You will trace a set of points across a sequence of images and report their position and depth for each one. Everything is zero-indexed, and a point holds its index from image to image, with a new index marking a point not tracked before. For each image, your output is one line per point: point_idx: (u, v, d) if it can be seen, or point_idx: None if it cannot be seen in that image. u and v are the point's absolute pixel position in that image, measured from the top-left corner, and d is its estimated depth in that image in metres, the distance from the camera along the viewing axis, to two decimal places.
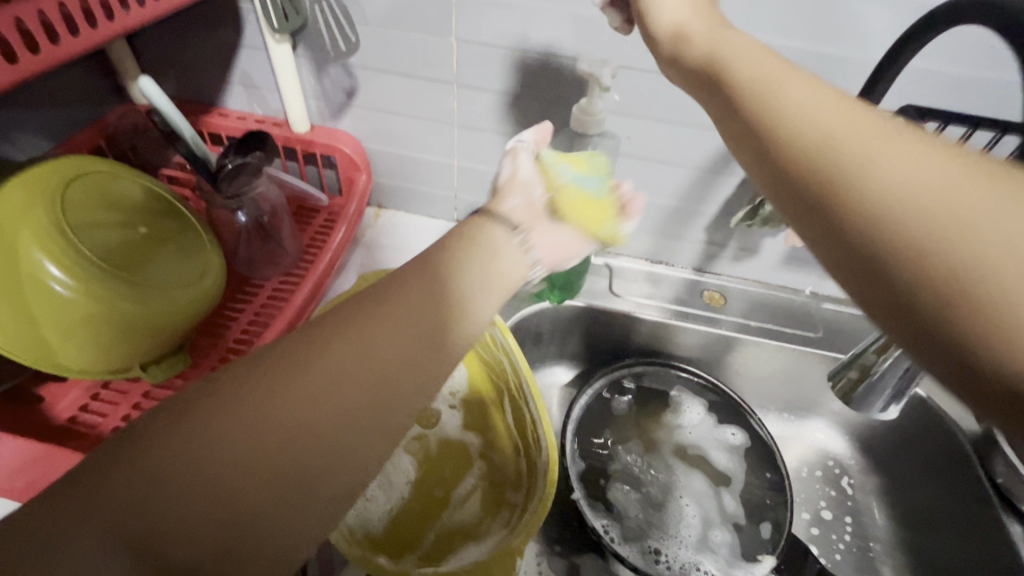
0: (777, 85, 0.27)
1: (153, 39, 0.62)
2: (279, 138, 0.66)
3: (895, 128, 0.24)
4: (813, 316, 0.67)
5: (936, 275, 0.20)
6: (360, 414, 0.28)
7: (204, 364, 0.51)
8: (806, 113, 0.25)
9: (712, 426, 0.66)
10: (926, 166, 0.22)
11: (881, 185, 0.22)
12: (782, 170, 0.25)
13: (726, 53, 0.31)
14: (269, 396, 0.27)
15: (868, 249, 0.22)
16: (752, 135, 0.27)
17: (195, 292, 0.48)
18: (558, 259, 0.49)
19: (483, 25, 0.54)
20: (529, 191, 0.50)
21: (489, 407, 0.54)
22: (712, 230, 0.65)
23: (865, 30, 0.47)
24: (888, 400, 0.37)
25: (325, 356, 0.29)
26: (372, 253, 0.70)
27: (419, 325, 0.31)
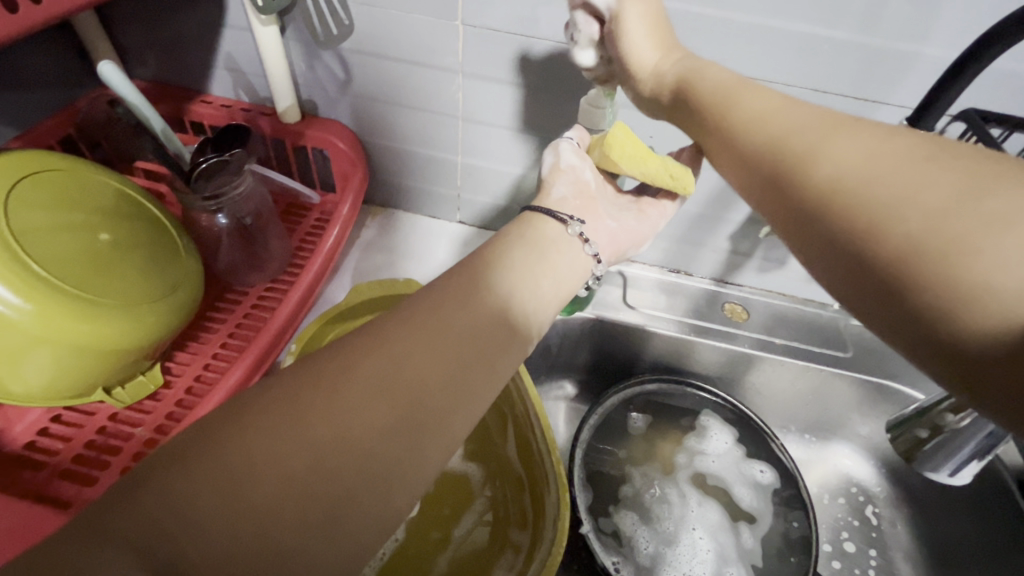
0: (789, 129, 0.30)
1: (126, 17, 0.56)
2: (267, 129, 0.60)
3: (897, 150, 0.26)
4: (843, 334, 0.63)
5: (936, 303, 0.23)
6: (401, 431, 0.29)
7: (179, 383, 0.46)
8: (821, 156, 0.28)
9: (740, 459, 0.61)
10: (926, 198, 0.24)
11: (891, 228, 0.24)
12: (794, 206, 0.29)
13: (738, 100, 0.34)
14: (301, 420, 0.27)
15: (884, 279, 0.24)
16: (767, 173, 0.31)
17: (164, 309, 0.43)
18: (618, 246, 0.45)
19: (493, 9, 0.48)
20: (580, 177, 0.46)
21: (494, 437, 0.49)
22: (737, 239, 0.60)
23: (929, 23, 0.41)
24: (962, 464, 0.40)
25: (367, 368, 0.30)
26: (367, 255, 0.64)
27: (461, 333, 0.33)
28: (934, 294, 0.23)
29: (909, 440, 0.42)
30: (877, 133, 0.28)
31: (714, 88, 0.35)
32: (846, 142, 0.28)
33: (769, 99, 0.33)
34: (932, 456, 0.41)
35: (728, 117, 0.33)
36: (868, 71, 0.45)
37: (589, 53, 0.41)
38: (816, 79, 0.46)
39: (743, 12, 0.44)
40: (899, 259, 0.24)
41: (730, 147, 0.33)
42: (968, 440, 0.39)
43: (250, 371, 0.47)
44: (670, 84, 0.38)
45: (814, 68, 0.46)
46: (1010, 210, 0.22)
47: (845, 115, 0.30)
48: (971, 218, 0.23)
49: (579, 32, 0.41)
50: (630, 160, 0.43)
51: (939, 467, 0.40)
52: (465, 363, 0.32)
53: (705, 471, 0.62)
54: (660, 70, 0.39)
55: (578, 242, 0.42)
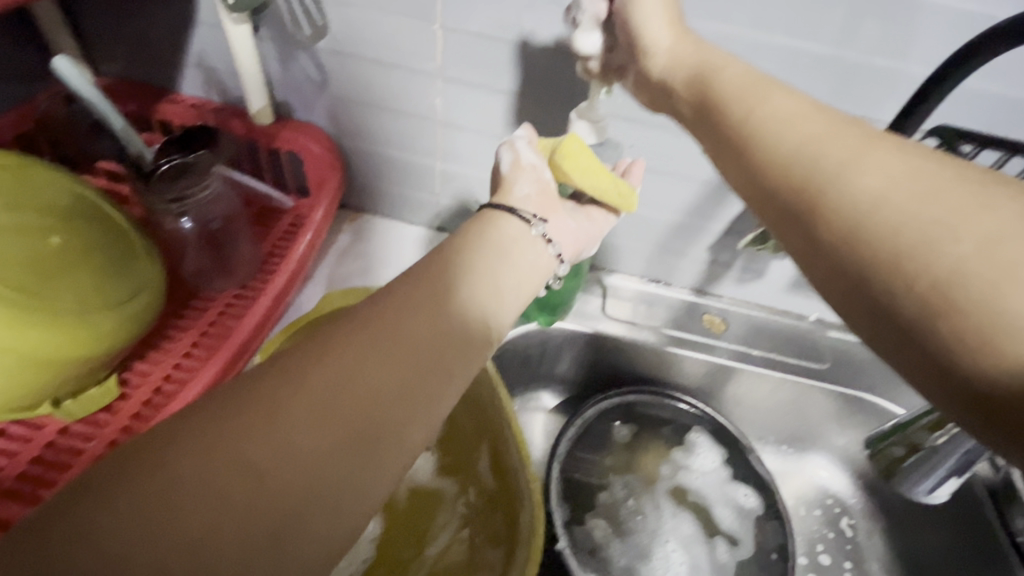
0: (822, 138, 0.28)
1: (90, 10, 0.54)
2: (240, 131, 0.58)
3: (936, 176, 0.26)
4: (821, 345, 0.63)
5: (976, 330, 0.22)
6: (346, 449, 0.27)
7: (138, 395, 0.44)
8: (852, 176, 0.27)
9: (726, 481, 0.60)
10: (979, 225, 0.24)
11: (942, 253, 0.24)
12: (823, 219, 0.27)
13: (762, 101, 0.31)
14: (239, 435, 0.25)
15: (919, 305, 0.24)
16: (791, 191, 0.29)
17: (126, 313, 0.41)
18: (578, 244, 0.45)
19: (473, 14, 0.47)
20: (542, 176, 0.44)
21: (470, 451, 0.48)
22: (716, 250, 0.60)
23: (906, 39, 0.42)
24: (937, 483, 0.40)
25: (309, 381, 0.27)
26: (340, 262, 0.62)
27: (413, 344, 0.30)
28: (977, 320, 0.22)
29: (886, 459, 0.42)
30: (918, 155, 0.27)
31: (738, 84, 0.33)
32: (885, 162, 0.27)
33: (798, 102, 0.31)
34: (908, 476, 0.41)
35: (748, 120, 0.31)
36: (846, 85, 0.45)
37: (592, 35, 0.38)
38: (794, 92, 0.46)
39: (723, 23, 0.44)
40: (946, 283, 0.23)
41: (746, 155, 0.31)
42: (944, 460, 0.39)
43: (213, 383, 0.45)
44: (683, 77, 0.35)
45: (793, 81, 0.46)
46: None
47: (880, 131, 0.28)
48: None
49: (583, 12, 0.38)
50: (581, 172, 0.43)
51: (916, 487, 0.41)
52: (416, 376, 0.29)
53: (684, 485, 0.61)
54: (677, 54, 0.36)
55: (541, 242, 0.40)
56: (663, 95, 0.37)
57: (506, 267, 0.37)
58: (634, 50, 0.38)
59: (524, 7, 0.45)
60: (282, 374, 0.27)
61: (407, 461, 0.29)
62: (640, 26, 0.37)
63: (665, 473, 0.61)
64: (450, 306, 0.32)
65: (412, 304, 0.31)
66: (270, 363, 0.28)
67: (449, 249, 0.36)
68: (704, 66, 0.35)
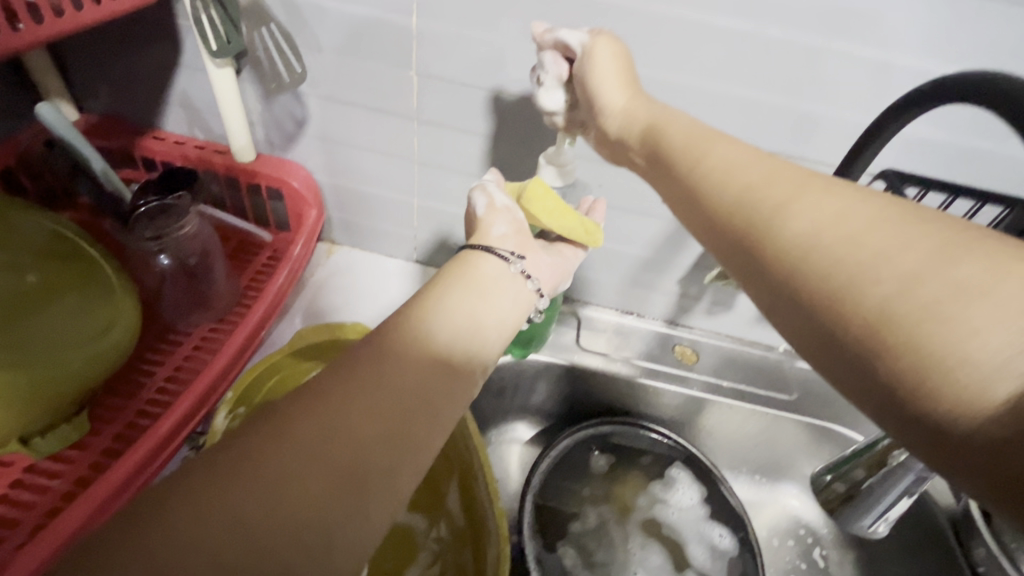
0: (756, 184, 0.29)
1: (78, 52, 0.55)
2: (221, 167, 0.59)
3: (871, 213, 0.26)
4: (788, 376, 0.65)
5: (909, 370, 0.22)
6: (340, 494, 0.27)
7: (109, 431, 0.44)
8: (790, 214, 0.27)
9: (703, 518, 0.60)
10: (901, 264, 0.24)
11: (866, 294, 0.24)
12: (763, 264, 0.28)
13: (708, 148, 0.32)
14: (228, 483, 0.26)
15: (854, 347, 0.24)
16: (734, 232, 0.29)
17: (94, 351, 0.41)
18: (555, 281, 0.45)
19: (447, 62, 0.49)
20: (516, 215, 0.45)
21: (441, 485, 0.48)
22: (685, 284, 0.62)
23: (850, 91, 0.45)
24: (876, 519, 0.42)
25: (304, 427, 0.28)
26: (319, 295, 0.64)
27: (405, 384, 0.31)
28: (909, 360, 0.22)
29: (830, 495, 0.44)
30: (844, 194, 0.27)
31: (684, 135, 0.34)
32: (814, 205, 0.27)
33: (736, 149, 0.32)
34: (847, 511, 0.43)
35: (694, 171, 0.32)
36: (798, 131, 0.48)
37: (555, 94, 0.42)
38: (750, 137, 0.49)
39: (681, 74, 0.46)
40: (873, 324, 0.24)
41: (694, 205, 0.32)
42: (884, 497, 0.41)
43: (184, 419, 0.45)
44: (639, 131, 0.37)
45: (748, 127, 0.48)
46: (978, 280, 0.22)
47: (810, 171, 0.29)
48: (943, 284, 0.23)
49: (546, 72, 0.41)
50: (548, 214, 0.45)
51: (859, 522, 0.43)
52: (410, 416, 0.31)
53: (660, 518, 0.61)
54: (630, 111, 0.38)
55: (521, 278, 0.41)
56: (623, 151, 0.39)
57: (487, 302, 0.38)
58: (594, 109, 0.40)
59: (495, 56, 0.48)
60: (279, 422, 0.28)
61: (402, 501, 0.29)
62: (597, 84, 0.39)
63: (642, 504, 0.62)
64: (442, 347, 0.34)
65: (403, 346, 0.33)
66: (266, 411, 0.29)
67: (433, 289, 0.37)
68: (656, 118, 0.37)
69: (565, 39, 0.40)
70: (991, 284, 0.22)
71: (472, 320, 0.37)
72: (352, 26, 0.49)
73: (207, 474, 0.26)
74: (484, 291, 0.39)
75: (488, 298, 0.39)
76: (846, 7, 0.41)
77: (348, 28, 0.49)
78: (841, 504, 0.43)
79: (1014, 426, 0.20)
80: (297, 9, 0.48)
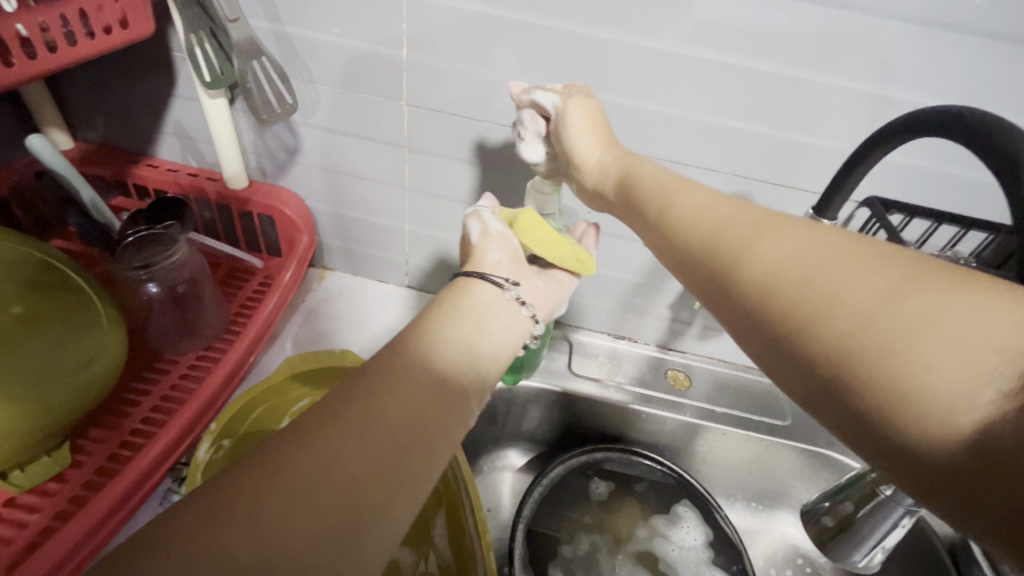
0: (720, 224, 0.29)
1: (74, 83, 0.56)
2: (212, 194, 0.60)
3: (829, 246, 0.26)
4: (781, 401, 0.64)
5: (877, 404, 0.22)
6: (331, 534, 0.26)
7: (91, 462, 0.44)
8: (751, 252, 0.27)
9: (704, 560, 0.58)
10: (855, 299, 0.23)
11: (825, 331, 0.23)
12: (731, 302, 0.27)
13: (675, 195, 0.33)
14: (214, 526, 0.25)
15: (821, 382, 0.23)
16: (701, 271, 0.29)
17: (76, 381, 0.41)
18: (551, 306, 0.46)
19: (437, 93, 0.50)
20: (510, 242, 0.45)
21: (428, 516, 0.48)
22: (676, 308, 0.62)
23: (832, 120, 0.46)
24: (867, 554, 0.41)
25: (292, 466, 0.28)
26: (310, 321, 0.63)
27: (397, 418, 0.31)
28: (876, 396, 0.22)
29: (819, 529, 0.44)
30: (802, 230, 0.27)
31: (653, 182, 0.35)
32: (774, 242, 0.27)
33: (701, 194, 0.32)
34: (837, 546, 0.42)
35: (663, 211, 0.33)
36: (782, 159, 0.49)
37: (536, 147, 0.43)
38: (736, 165, 0.50)
39: (666, 105, 0.47)
40: (837, 360, 0.23)
41: (665, 245, 0.32)
42: (874, 531, 0.40)
43: (169, 450, 0.44)
44: (614, 176, 0.38)
45: (734, 155, 0.49)
46: (930, 313, 0.22)
47: (771, 211, 0.29)
48: (901, 319, 0.22)
49: (526, 128, 0.43)
50: (541, 244, 0.46)
51: (850, 557, 0.42)
52: (399, 451, 0.30)
53: (657, 552, 0.60)
54: (604, 165, 0.39)
55: (516, 305, 0.41)
56: (601, 200, 0.40)
57: (482, 329, 0.38)
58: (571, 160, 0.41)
59: (485, 87, 0.49)
60: (267, 461, 0.28)
61: (395, 537, 0.29)
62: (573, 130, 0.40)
63: (640, 535, 0.60)
64: (437, 380, 0.34)
65: (395, 379, 0.32)
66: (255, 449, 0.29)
67: (424, 322, 0.37)
68: (629, 164, 0.38)
69: (539, 101, 0.41)
70: (942, 314, 0.21)
71: (466, 347, 0.37)
72: (343, 59, 0.50)
73: (194, 517, 0.25)
74: (480, 317, 0.39)
75: (482, 324, 0.39)
76: (824, 40, 0.42)
77: (340, 61, 0.50)
78: (832, 537, 0.42)
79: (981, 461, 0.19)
80: (289, 43, 0.49)
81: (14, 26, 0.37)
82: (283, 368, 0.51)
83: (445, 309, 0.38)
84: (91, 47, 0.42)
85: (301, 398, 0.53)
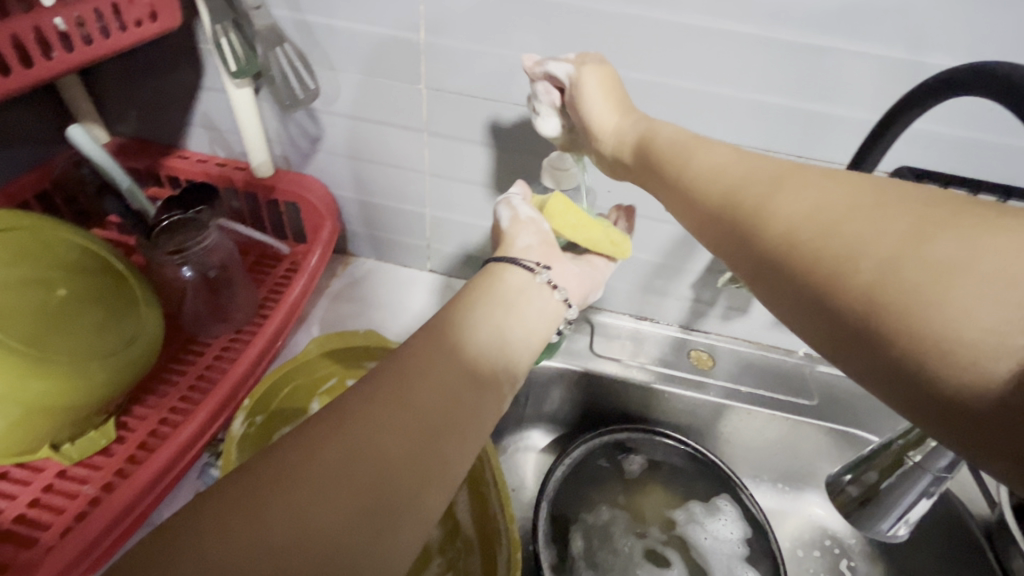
0: (738, 181, 0.29)
1: (108, 78, 0.58)
2: (241, 183, 0.62)
3: (856, 192, 0.25)
4: (808, 381, 0.63)
5: (906, 352, 0.21)
6: (369, 514, 0.27)
7: (133, 438, 0.46)
8: (771, 207, 0.27)
9: (737, 554, 0.58)
10: (880, 247, 0.23)
11: (850, 281, 0.23)
12: (754, 259, 0.27)
13: (691, 154, 0.33)
14: (260, 502, 0.26)
15: (846, 337, 0.23)
16: (722, 229, 0.29)
17: (118, 361, 0.43)
18: (585, 290, 0.45)
19: (455, 76, 0.51)
20: (541, 227, 0.45)
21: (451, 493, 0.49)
22: (699, 288, 0.62)
23: (858, 90, 0.44)
24: (895, 523, 0.41)
25: (329, 445, 0.29)
26: (335, 305, 0.65)
27: (428, 402, 0.32)
28: (905, 345, 0.21)
29: (845, 499, 0.43)
30: (826, 179, 0.26)
31: (671, 143, 0.35)
32: (797, 194, 0.26)
33: (719, 153, 0.32)
34: (864, 514, 0.42)
35: (682, 174, 0.32)
36: (806, 132, 0.48)
37: (552, 120, 0.43)
38: (759, 139, 0.49)
39: (686, 79, 0.47)
40: (863, 309, 0.23)
41: (684, 206, 0.32)
42: (901, 498, 0.39)
43: (204, 427, 0.46)
44: (630, 145, 0.38)
45: (757, 129, 0.48)
46: (958, 259, 0.21)
47: (792, 166, 0.28)
48: (924, 263, 0.22)
49: (541, 102, 0.43)
50: (573, 228, 0.45)
51: (876, 526, 0.41)
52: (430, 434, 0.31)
53: (690, 538, 0.60)
54: (620, 132, 0.38)
55: (548, 288, 0.42)
56: (620, 168, 0.39)
57: (512, 315, 0.39)
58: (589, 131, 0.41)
59: (505, 67, 0.49)
60: (311, 441, 0.29)
61: (430, 519, 0.29)
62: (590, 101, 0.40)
63: (675, 518, 0.61)
64: (467, 367, 0.34)
65: (427, 365, 0.33)
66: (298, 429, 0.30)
67: (450, 311, 0.38)
68: (646, 129, 0.37)
69: (552, 71, 0.41)
70: (970, 249, 0.21)
71: (496, 332, 0.37)
72: (362, 45, 0.50)
73: (241, 492, 0.26)
74: (511, 301, 0.39)
75: (513, 309, 0.39)
76: (849, 5, 0.40)
77: (359, 47, 0.51)
78: (858, 507, 0.42)
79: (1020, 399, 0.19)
80: (309, 31, 0.50)
81: (52, 20, 0.38)
82: (312, 348, 0.53)
83: (473, 295, 0.39)
84: (123, 39, 0.43)
85: (332, 382, 0.55)
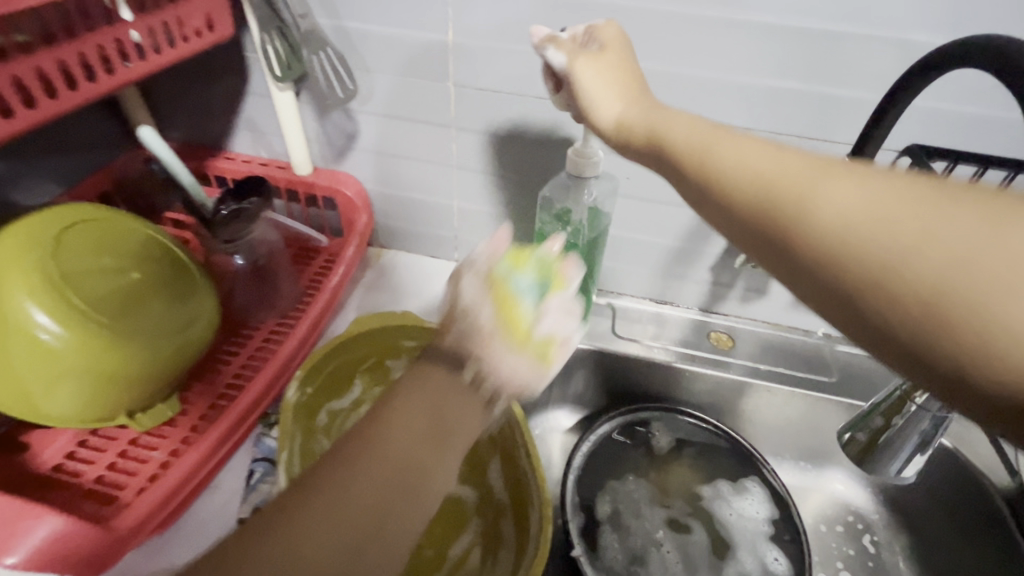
0: (694, 142, 0.32)
1: (163, 86, 0.64)
2: (283, 181, 0.66)
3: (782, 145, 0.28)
4: (828, 359, 0.65)
5: (834, 280, 0.24)
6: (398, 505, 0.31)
7: (195, 411, 0.50)
8: (710, 161, 0.30)
9: (764, 535, 0.58)
10: (817, 187, 0.25)
11: (786, 223, 0.26)
12: (714, 219, 0.30)
13: (660, 121, 0.36)
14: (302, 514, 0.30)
15: (794, 273, 0.26)
16: (683, 192, 0.33)
17: (188, 337, 0.47)
18: None
19: (482, 73, 0.54)
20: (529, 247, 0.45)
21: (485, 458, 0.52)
22: (717, 271, 0.64)
23: (867, 71, 0.46)
24: (906, 462, 0.43)
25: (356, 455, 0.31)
26: (371, 293, 0.69)
27: (401, 450, 0.32)
28: (835, 276, 0.24)
29: (855, 448, 0.45)
30: (755, 140, 0.29)
31: (643, 116, 0.37)
32: (732, 149, 0.30)
33: (685, 119, 0.34)
34: (874, 459, 0.44)
35: (646, 135, 0.36)
36: (819, 114, 0.50)
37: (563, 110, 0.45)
38: (773, 122, 0.51)
39: (701, 67, 0.49)
40: (789, 241, 0.25)
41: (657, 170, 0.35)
42: (910, 437, 0.42)
43: (258, 401, 0.50)
44: (638, 130, 0.37)
45: (770, 113, 0.51)
46: (868, 184, 0.24)
47: (725, 128, 0.32)
48: (836, 192, 0.24)
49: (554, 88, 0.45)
50: None
51: (886, 469, 0.43)
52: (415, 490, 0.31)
53: (715, 512, 0.61)
54: (623, 118, 0.38)
55: None
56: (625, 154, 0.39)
57: None
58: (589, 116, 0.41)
59: (529, 63, 0.52)
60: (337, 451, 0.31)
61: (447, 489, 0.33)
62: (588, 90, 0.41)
63: (702, 493, 0.62)
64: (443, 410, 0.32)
65: (402, 413, 0.32)
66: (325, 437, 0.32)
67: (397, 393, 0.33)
68: (653, 113, 0.36)
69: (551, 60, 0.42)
70: (877, 179, 0.24)
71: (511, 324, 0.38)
72: (395, 47, 0.55)
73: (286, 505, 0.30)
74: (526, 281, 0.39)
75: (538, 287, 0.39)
76: None
77: (392, 49, 0.55)
78: (868, 454, 0.44)
79: (934, 306, 0.21)
80: (347, 36, 0.55)
81: (128, 32, 0.43)
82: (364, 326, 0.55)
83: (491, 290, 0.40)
84: (186, 47, 0.48)
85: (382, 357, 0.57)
